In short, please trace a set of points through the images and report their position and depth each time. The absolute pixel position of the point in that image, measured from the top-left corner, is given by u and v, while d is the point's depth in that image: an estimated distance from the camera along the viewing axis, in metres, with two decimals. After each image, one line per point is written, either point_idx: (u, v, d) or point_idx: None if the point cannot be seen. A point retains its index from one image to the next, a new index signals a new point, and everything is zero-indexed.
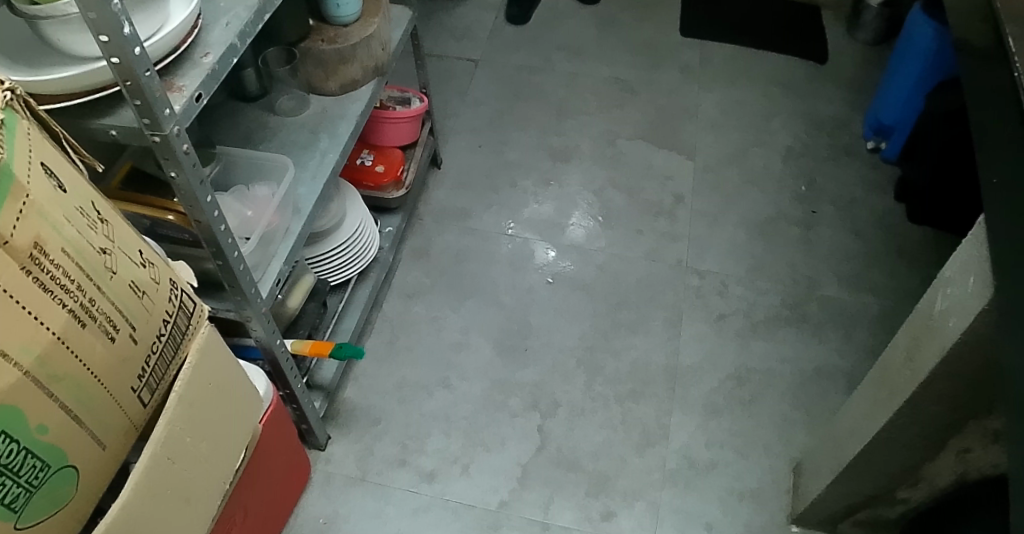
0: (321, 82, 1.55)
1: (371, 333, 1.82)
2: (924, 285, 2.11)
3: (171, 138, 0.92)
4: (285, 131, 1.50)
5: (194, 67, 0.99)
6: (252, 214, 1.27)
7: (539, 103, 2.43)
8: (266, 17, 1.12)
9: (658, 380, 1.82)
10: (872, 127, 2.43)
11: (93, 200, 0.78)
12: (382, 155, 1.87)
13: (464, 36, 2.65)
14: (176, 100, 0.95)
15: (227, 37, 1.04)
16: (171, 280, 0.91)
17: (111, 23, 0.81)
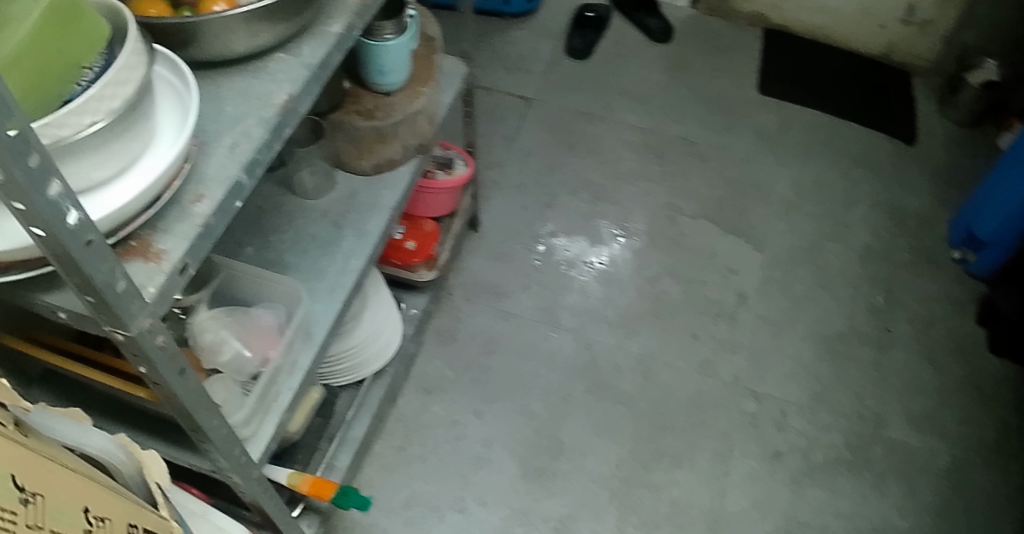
0: (352, 161, 1.29)
1: (382, 434, 1.61)
2: (1008, 436, 1.82)
3: (141, 336, 0.65)
4: (305, 218, 1.24)
5: (182, 220, 0.71)
6: (249, 350, 1.03)
7: (593, 161, 2.16)
8: (286, 131, 0.83)
9: (699, 527, 1.58)
10: (960, 236, 2.09)
11: (13, 471, 0.55)
12: (413, 226, 1.62)
13: (521, 67, 2.38)
14: (149, 278, 0.66)
15: (232, 170, 0.75)
16: (127, 527, 0.70)
17: (49, 216, 0.50)
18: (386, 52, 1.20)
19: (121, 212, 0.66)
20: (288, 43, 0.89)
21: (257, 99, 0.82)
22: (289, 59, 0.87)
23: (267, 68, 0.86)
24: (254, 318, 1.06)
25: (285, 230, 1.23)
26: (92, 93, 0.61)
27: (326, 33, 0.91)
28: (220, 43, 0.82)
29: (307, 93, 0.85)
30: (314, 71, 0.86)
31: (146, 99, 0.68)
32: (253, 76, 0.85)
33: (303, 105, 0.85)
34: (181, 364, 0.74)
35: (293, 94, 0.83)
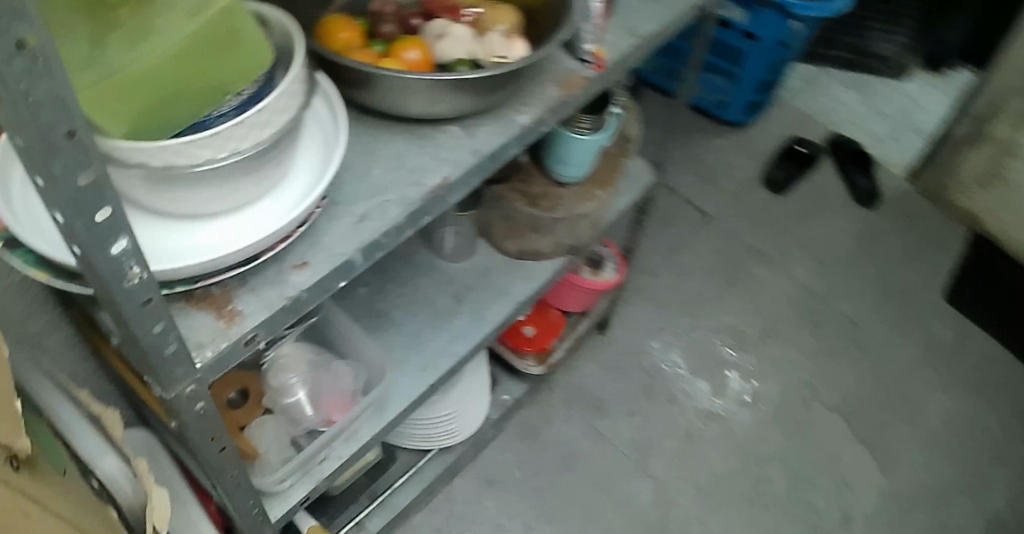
0: (498, 237, 1.18)
1: (425, 507, 1.42)
2: None
3: (176, 401, 0.53)
4: (427, 281, 1.14)
5: (274, 284, 0.57)
6: (312, 408, 0.94)
7: (744, 306, 1.72)
8: (426, 221, 0.67)
9: None
10: None
11: None
12: (537, 314, 1.49)
13: (704, 176, 1.93)
14: (209, 341, 0.53)
15: (349, 245, 0.60)
16: None
17: (106, 274, 0.39)
18: (580, 146, 1.07)
19: (201, 266, 0.53)
20: (472, 117, 0.72)
21: (410, 171, 0.66)
22: (461, 135, 0.70)
23: (436, 138, 0.70)
24: (332, 373, 0.97)
25: (407, 287, 1.13)
26: (222, 131, 0.48)
27: (514, 122, 0.73)
28: (396, 99, 0.67)
29: (466, 182, 0.68)
30: (483, 161, 0.69)
31: (284, 141, 0.55)
32: (416, 142, 0.69)
33: (457, 194, 0.68)
34: (221, 439, 0.62)
35: (449, 178, 0.66)
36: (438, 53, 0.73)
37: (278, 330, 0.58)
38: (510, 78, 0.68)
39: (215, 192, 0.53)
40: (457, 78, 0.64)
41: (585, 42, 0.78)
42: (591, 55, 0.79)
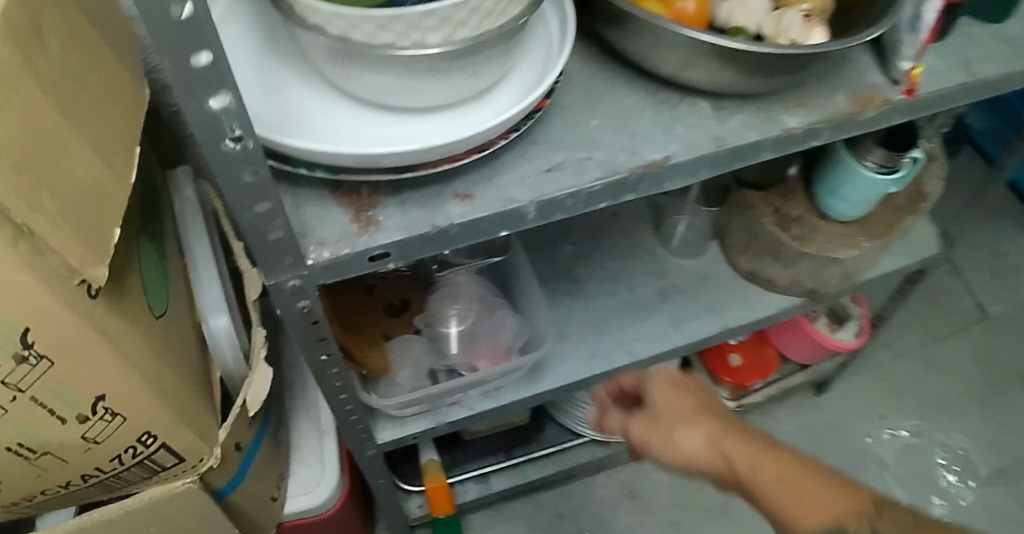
0: (733, 249, 0.91)
1: (536, 493, 1.15)
2: None
3: (279, 291, 0.46)
4: (636, 255, 0.92)
5: (426, 205, 0.47)
6: (461, 353, 0.80)
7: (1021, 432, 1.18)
8: (628, 197, 0.54)
9: None
10: None
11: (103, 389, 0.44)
12: (747, 343, 1.14)
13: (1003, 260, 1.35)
14: (331, 242, 0.45)
15: (526, 192, 0.49)
16: (236, 445, 0.60)
17: (203, 129, 0.34)
18: (859, 183, 0.78)
19: (348, 156, 0.43)
20: (729, 99, 0.57)
21: (630, 135, 0.54)
22: (708, 116, 0.56)
23: (677, 107, 0.56)
24: (497, 325, 0.81)
25: (613, 255, 0.91)
26: (408, 16, 0.40)
27: (778, 122, 0.57)
28: (644, 48, 0.54)
29: (690, 169, 0.55)
30: (719, 153, 0.54)
31: (490, 46, 0.44)
32: (653, 107, 0.56)
33: (673, 180, 0.55)
34: (328, 343, 0.56)
35: (672, 157, 0.53)
36: (717, 13, 0.59)
37: (411, 257, 0.48)
38: (790, 67, 0.52)
39: (391, 81, 0.45)
40: (718, 42, 0.49)
41: (903, 57, 0.58)
42: (904, 76, 0.59)
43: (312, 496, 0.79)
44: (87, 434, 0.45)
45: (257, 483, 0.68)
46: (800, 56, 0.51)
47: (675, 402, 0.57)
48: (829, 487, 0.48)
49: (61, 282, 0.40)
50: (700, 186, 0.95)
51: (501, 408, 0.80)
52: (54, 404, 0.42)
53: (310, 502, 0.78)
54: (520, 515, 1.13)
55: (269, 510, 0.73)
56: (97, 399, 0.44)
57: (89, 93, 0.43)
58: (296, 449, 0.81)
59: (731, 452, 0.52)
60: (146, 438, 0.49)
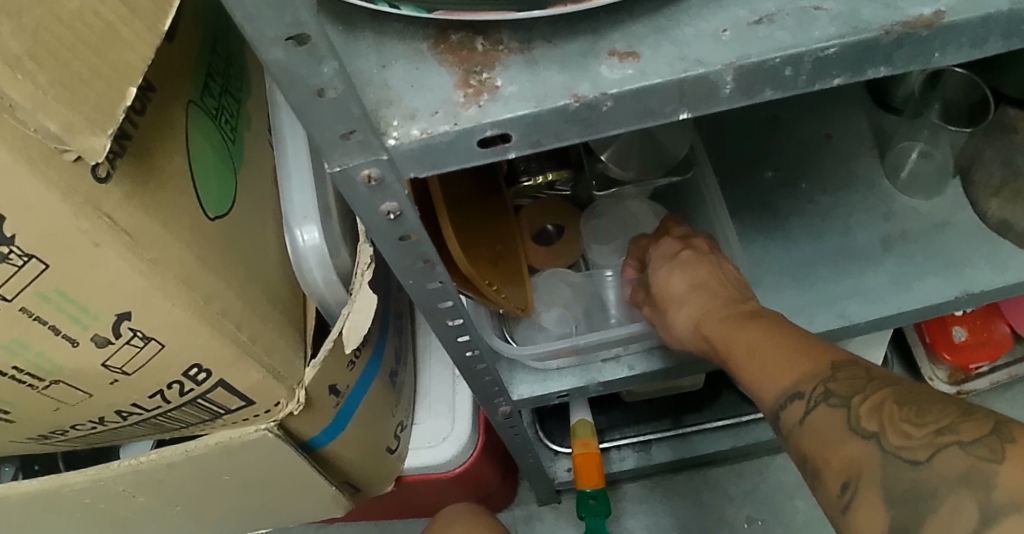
0: (983, 189, 0.66)
1: (700, 467, 0.98)
2: None
3: (347, 190, 0.31)
4: (854, 189, 0.69)
5: (563, 70, 0.31)
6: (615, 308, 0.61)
7: None
8: (876, 75, 0.34)
9: None
10: None
11: (126, 305, 0.34)
12: (977, 314, 0.89)
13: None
14: (425, 113, 0.30)
15: (722, 52, 0.31)
16: (331, 388, 0.48)
17: None
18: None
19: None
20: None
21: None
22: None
23: None
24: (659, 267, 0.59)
25: (826, 188, 0.69)
26: None
27: None
28: None
29: (976, 35, 0.33)
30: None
31: None
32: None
33: (944, 52, 0.34)
34: (437, 274, 0.40)
35: (947, 13, 0.32)
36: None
37: (543, 145, 0.32)
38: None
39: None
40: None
41: None
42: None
43: (438, 451, 0.67)
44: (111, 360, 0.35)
45: (368, 432, 0.56)
46: None
47: (669, 277, 0.52)
48: (784, 348, 0.41)
49: (45, 154, 0.29)
50: (940, 102, 0.70)
51: (672, 375, 0.60)
52: (57, 319, 0.33)
53: (434, 457, 0.67)
54: (681, 492, 0.96)
55: (384, 464, 0.62)
56: (118, 318, 0.34)
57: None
58: (424, 395, 0.69)
59: (710, 329, 0.47)
60: (196, 371, 0.38)
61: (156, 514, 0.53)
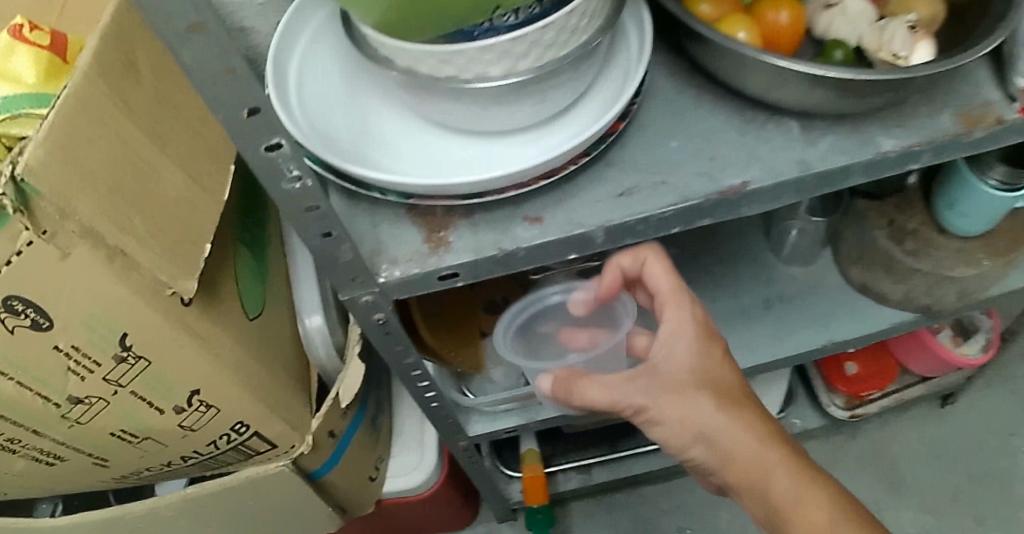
0: (844, 258, 0.86)
1: (640, 485, 1.14)
2: None
3: (352, 305, 0.47)
4: (742, 261, 0.88)
5: (494, 229, 0.47)
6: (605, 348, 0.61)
7: None
8: (704, 221, 0.52)
9: None
10: None
11: (196, 386, 0.49)
12: (865, 352, 1.08)
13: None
14: (404, 260, 0.46)
15: (597, 217, 0.48)
16: (329, 432, 0.63)
17: (260, 169, 0.37)
18: (980, 200, 0.73)
19: (421, 184, 0.44)
20: (821, 118, 0.56)
21: (713, 155, 0.53)
22: (796, 136, 0.55)
23: (766, 127, 0.55)
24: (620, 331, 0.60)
25: (721, 259, 0.87)
26: (465, 52, 0.42)
27: (874, 144, 0.56)
28: (731, 72, 0.54)
29: (772, 195, 0.53)
30: (804, 178, 0.53)
31: (559, 73, 0.46)
32: (738, 126, 0.55)
33: (750, 205, 0.53)
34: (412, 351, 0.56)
35: (751, 183, 0.52)
36: (816, 23, 0.64)
37: (482, 275, 0.48)
38: (883, 87, 0.52)
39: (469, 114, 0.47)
40: (824, 73, 0.50)
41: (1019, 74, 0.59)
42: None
43: (410, 477, 0.82)
44: (182, 422, 0.50)
45: (356, 464, 0.72)
46: (890, 82, 0.51)
47: (713, 369, 0.51)
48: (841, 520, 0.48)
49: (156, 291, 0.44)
50: None
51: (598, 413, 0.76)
52: (152, 395, 0.48)
53: (407, 482, 0.82)
54: (623, 508, 1.13)
55: (368, 489, 0.77)
56: (191, 393, 0.49)
57: (179, 120, 0.46)
58: (398, 433, 0.84)
59: (767, 462, 0.49)
60: (239, 425, 0.54)
61: None
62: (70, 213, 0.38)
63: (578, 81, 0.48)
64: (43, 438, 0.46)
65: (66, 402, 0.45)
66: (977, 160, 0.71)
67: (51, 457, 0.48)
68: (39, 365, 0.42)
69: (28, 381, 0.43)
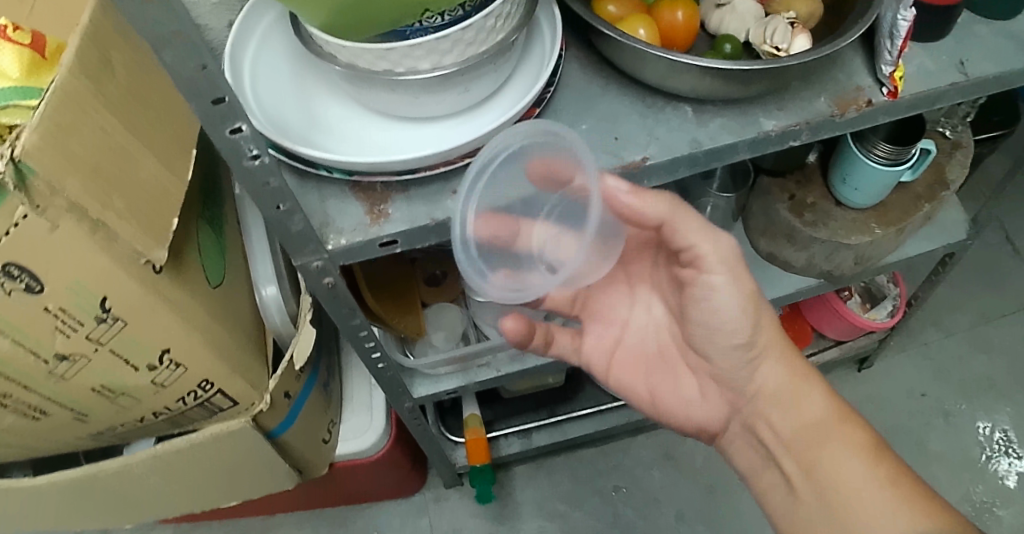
0: (753, 229, 0.95)
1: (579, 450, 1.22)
2: None
3: (305, 270, 0.54)
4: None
5: (428, 201, 0.55)
6: (575, 222, 0.59)
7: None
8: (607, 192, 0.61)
9: None
10: None
11: (165, 346, 0.55)
12: (783, 319, 1.18)
13: (1014, 245, 1.44)
14: (348, 230, 0.54)
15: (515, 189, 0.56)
16: (284, 393, 0.70)
17: (223, 148, 0.43)
18: (870, 175, 0.84)
19: (362, 163, 0.51)
20: (712, 103, 0.65)
21: (615, 137, 0.62)
22: (690, 119, 0.64)
23: (663, 112, 0.64)
24: (635, 304, 0.71)
25: None
26: (397, 48, 0.50)
27: (758, 125, 0.65)
28: (632, 64, 0.63)
29: (668, 168, 0.62)
30: (696, 153, 0.62)
31: (479, 66, 0.53)
32: (640, 111, 0.64)
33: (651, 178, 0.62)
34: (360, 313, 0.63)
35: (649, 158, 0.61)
36: (709, 22, 0.73)
37: (418, 242, 0.56)
38: (763, 76, 0.61)
39: (403, 102, 0.54)
40: (708, 65, 0.59)
41: (884, 62, 0.68)
42: (887, 79, 0.68)
43: (362, 440, 0.88)
44: (153, 379, 0.57)
45: (309, 426, 0.78)
46: (765, 71, 0.60)
47: None
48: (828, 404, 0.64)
49: (133, 262, 0.51)
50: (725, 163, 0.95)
51: (531, 373, 0.85)
52: (130, 355, 0.54)
53: (357, 446, 0.88)
54: (562, 470, 1.18)
55: (321, 451, 0.83)
56: (164, 354, 0.56)
57: (152, 110, 0.52)
58: (348, 400, 0.90)
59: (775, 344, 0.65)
60: (205, 383, 0.60)
61: (156, 494, 0.74)
62: (59, 189, 0.45)
63: (498, 72, 0.56)
64: (31, 392, 0.53)
65: (55, 360, 0.51)
66: (865, 139, 0.83)
67: (37, 411, 0.55)
68: (30, 324, 0.48)
69: (23, 340, 0.49)
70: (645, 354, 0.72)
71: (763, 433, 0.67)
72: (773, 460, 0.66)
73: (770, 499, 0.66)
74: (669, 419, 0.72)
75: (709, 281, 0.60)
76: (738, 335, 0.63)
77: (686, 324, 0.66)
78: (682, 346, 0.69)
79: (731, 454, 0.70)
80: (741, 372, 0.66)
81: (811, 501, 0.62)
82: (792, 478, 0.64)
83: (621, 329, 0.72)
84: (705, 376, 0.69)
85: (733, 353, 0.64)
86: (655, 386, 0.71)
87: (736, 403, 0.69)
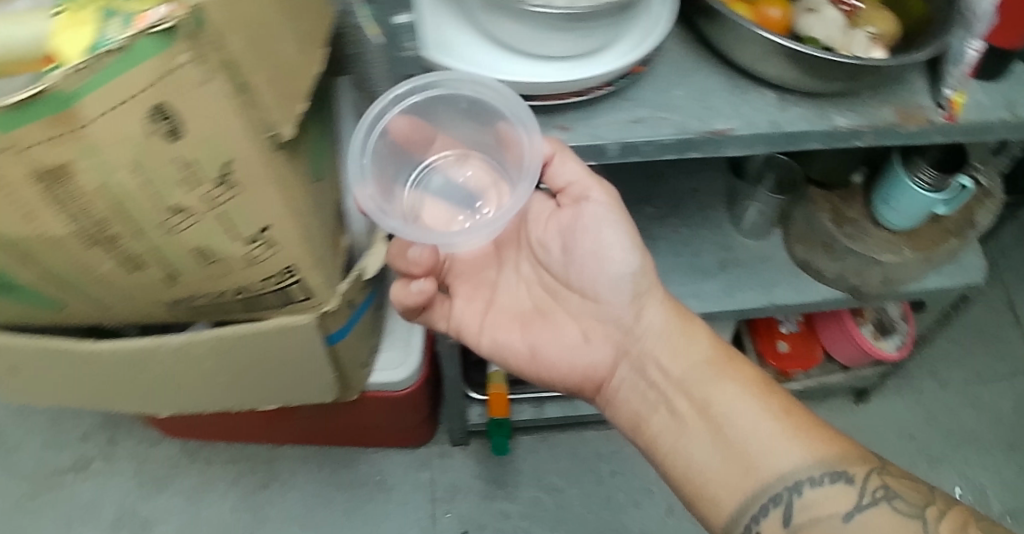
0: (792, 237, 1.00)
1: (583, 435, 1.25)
2: None
3: None
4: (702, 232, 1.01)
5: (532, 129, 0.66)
6: (454, 198, 0.72)
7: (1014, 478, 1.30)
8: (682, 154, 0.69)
9: None
10: None
11: (266, 221, 0.59)
12: (798, 335, 1.22)
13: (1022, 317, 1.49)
14: None
15: (610, 133, 0.66)
16: (346, 303, 0.73)
17: None
18: (906, 196, 0.90)
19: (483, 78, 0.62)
20: (792, 94, 0.71)
21: (704, 107, 0.69)
22: (771, 103, 0.70)
23: (749, 94, 0.71)
24: (506, 266, 0.74)
25: (687, 223, 1.01)
26: None
27: (830, 120, 0.71)
28: (729, 44, 0.69)
29: (748, 142, 0.69)
30: (774, 134, 0.68)
31: (599, 20, 0.60)
32: (729, 90, 0.71)
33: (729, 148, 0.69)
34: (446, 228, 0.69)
35: (733, 130, 0.67)
36: (799, 22, 0.77)
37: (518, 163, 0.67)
38: (848, 74, 0.67)
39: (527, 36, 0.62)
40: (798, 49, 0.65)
41: (946, 85, 0.74)
42: (946, 102, 0.74)
43: (396, 372, 0.91)
44: (247, 253, 0.60)
45: (358, 343, 0.81)
46: (855, 67, 0.65)
47: None
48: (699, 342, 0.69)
49: (258, 131, 0.55)
50: (774, 174, 1.00)
51: None
52: (233, 224, 0.58)
53: (391, 376, 0.91)
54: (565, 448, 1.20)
55: (359, 375, 0.86)
56: (259, 230, 0.59)
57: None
58: (389, 332, 0.93)
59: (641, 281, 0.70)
60: (289, 269, 0.64)
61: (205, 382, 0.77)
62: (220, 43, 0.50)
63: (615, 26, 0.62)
64: (139, 238, 0.56)
65: (167, 215, 0.55)
66: (911, 162, 0.89)
67: (137, 259, 0.58)
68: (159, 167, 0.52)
69: (146, 188, 0.53)
70: (520, 311, 0.73)
71: (653, 373, 0.69)
72: (664, 400, 0.68)
73: (665, 442, 0.67)
74: (548, 374, 0.72)
75: (596, 208, 0.68)
76: (628, 266, 0.68)
77: (569, 265, 0.70)
78: (556, 297, 0.72)
79: (620, 402, 0.71)
80: (627, 310, 0.70)
81: (711, 437, 0.64)
82: (681, 412, 0.67)
83: (491, 292, 0.74)
84: (585, 322, 0.72)
85: (619, 289, 0.69)
86: (533, 334, 0.72)
87: (621, 347, 0.71)
